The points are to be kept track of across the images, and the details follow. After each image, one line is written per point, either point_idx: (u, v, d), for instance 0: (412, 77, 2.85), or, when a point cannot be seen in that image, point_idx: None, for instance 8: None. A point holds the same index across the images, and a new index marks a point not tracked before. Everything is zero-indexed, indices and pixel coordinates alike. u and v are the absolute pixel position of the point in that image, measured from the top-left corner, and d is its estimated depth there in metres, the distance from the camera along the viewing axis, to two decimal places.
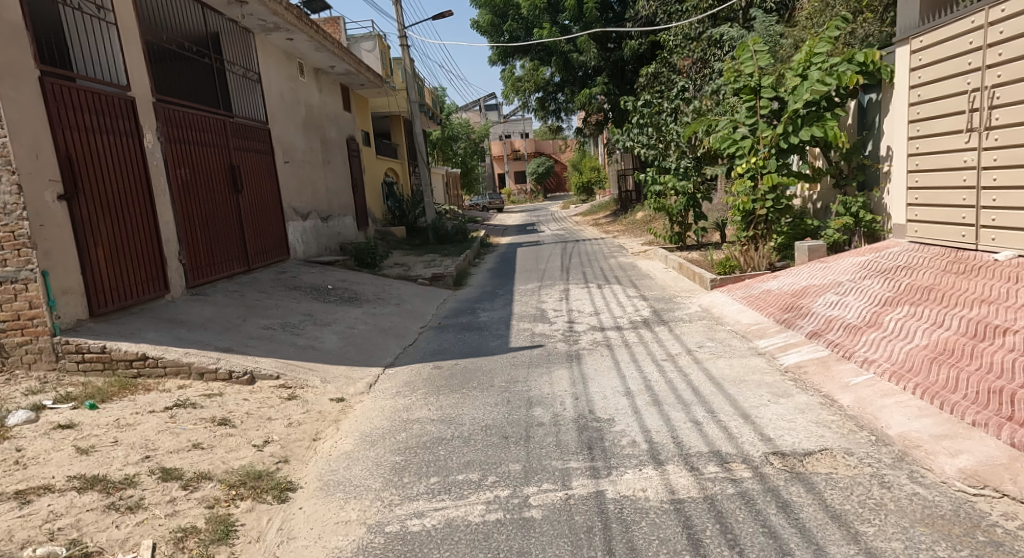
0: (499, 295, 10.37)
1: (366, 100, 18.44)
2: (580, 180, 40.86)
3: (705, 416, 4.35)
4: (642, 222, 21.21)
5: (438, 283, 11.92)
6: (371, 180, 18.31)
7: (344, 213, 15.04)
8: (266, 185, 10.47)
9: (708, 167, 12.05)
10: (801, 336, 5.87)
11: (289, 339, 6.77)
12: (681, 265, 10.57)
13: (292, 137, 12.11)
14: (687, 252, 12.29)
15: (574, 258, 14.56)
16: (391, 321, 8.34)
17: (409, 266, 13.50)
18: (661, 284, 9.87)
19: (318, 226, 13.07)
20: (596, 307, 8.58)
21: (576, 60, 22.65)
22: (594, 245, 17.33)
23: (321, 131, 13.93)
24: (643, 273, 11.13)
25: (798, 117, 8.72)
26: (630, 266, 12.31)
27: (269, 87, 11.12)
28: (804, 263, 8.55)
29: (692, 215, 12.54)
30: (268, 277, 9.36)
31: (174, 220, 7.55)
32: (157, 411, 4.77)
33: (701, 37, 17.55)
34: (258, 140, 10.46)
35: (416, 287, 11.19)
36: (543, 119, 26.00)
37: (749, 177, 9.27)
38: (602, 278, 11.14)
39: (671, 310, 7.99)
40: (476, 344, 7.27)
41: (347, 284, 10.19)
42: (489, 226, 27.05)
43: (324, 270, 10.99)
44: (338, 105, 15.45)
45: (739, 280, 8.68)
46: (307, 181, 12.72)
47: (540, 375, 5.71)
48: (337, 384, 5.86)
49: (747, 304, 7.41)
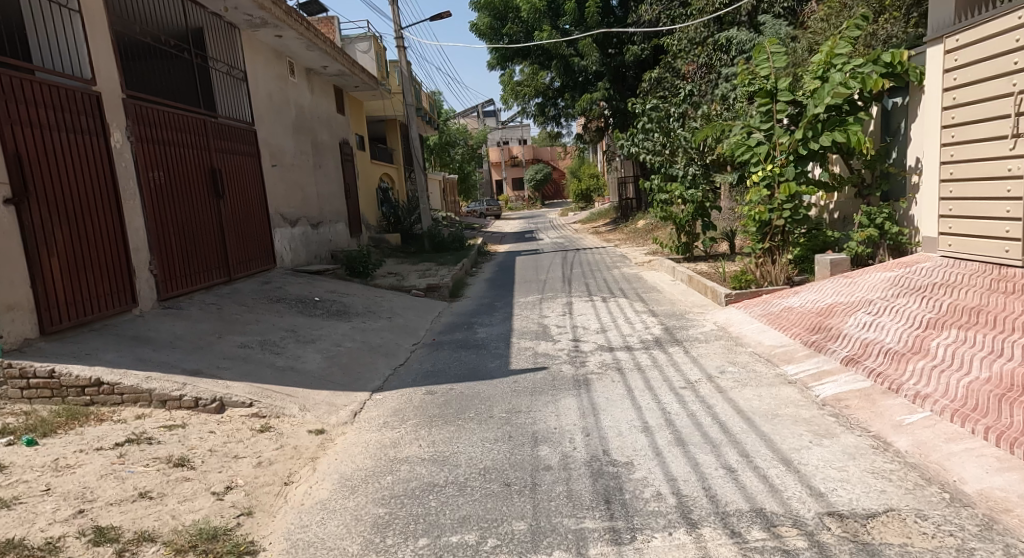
0: (497, 308, 9.77)
1: (361, 103, 17.87)
2: (579, 188, 40.33)
3: (738, 462, 3.76)
4: (644, 231, 20.66)
5: (434, 294, 11.31)
6: (364, 186, 17.71)
7: (336, 219, 14.43)
8: (251, 190, 9.86)
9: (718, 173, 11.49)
10: (835, 362, 5.25)
11: (267, 359, 6.15)
12: (691, 278, 9.98)
13: (281, 139, 11.52)
14: (695, 264, 11.71)
15: (576, 268, 13.97)
16: (382, 338, 7.72)
17: (403, 276, 12.89)
18: (671, 298, 9.28)
19: (308, 233, 12.45)
20: (602, 324, 7.99)
21: (576, 65, 22.13)
22: (595, 254, 16.75)
23: (312, 135, 13.34)
24: (650, 286, 10.52)
25: (818, 121, 8.15)
26: (636, 278, 11.73)
27: (256, 86, 10.54)
28: (826, 277, 7.95)
29: (700, 225, 11.95)
30: (251, 289, 8.73)
31: (146, 227, 6.95)
32: (106, 448, 4.15)
33: (707, 42, 17.05)
34: (243, 142, 9.87)
35: (409, 299, 10.56)
36: (542, 125, 25.48)
37: (765, 185, 8.71)
38: (607, 290, 10.57)
39: (685, 328, 7.39)
40: (474, 365, 6.66)
41: (337, 295, 9.57)
42: (487, 234, 26.46)
43: (312, 280, 10.37)
44: (331, 108, 14.86)
45: (756, 295, 8.09)
46: (296, 186, 12.12)
47: (544, 405, 5.11)
48: (318, 412, 5.24)
49: (768, 323, 6.82)
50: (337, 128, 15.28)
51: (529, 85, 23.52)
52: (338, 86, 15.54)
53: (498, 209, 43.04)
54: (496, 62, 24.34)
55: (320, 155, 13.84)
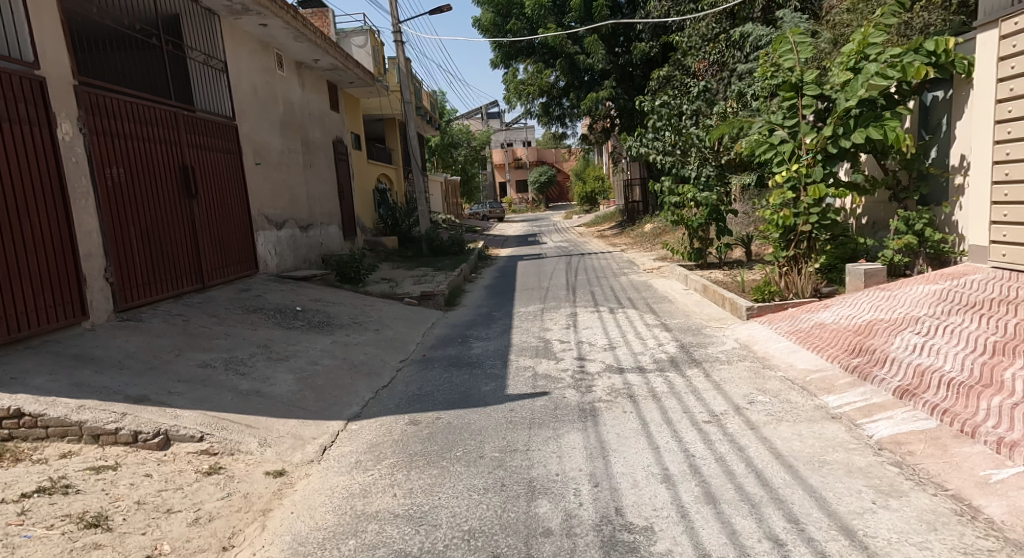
0: (496, 319, 9.02)
1: (357, 100, 17.14)
2: (584, 191, 39.57)
3: (786, 532, 3.02)
4: (651, 235, 19.89)
5: (428, 303, 10.57)
6: (360, 186, 16.99)
7: (326, 221, 13.69)
8: (230, 189, 9.12)
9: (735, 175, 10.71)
10: (887, 394, 4.48)
11: (231, 381, 5.41)
12: (707, 288, 9.18)
13: (268, 136, 10.83)
14: (709, 272, 10.95)
15: (581, 274, 13.22)
16: (369, 353, 7.00)
17: (397, 282, 12.15)
18: (685, 310, 8.50)
19: (295, 235, 11.72)
20: (609, 339, 7.23)
21: (582, 63, 21.40)
22: (600, 260, 15.99)
23: (302, 132, 12.66)
24: (663, 296, 9.75)
25: (850, 117, 7.39)
26: (644, 286, 10.98)
27: (239, 78, 9.85)
28: (859, 289, 7.18)
29: (715, 230, 11.18)
30: (226, 297, 8.01)
31: (103, 230, 6.24)
32: (9, 500, 3.41)
33: (719, 38, 16.36)
34: (223, 138, 9.17)
35: (402, 309, 9.82)
36: (546, 125, 24.78)
37: (789, 187, 7.98)
38: (614, 300, 9.81)
39: (703, 347, 6.63)
40: (466, 387, 5.91)
41: (321, 304, 8.83)
42: (489, 237, 25.70)
43: (297, 287, 9.63)
44: (324, 104, 14.13)
45: (780, 308, 7.33)
46: (283, 186, 11.43)
47: (544, 443, 4.37)
48: (282, 448, 4.51)
49: (798, 343, 6.05)
50: (331, 126, 14.59)
51: (533, 83, 22.81)
52: (332, 82, 14.86)
53: (501, 211, 42.33)
54: (499, 59, 23.65)
55: (311, 154, 13.13)
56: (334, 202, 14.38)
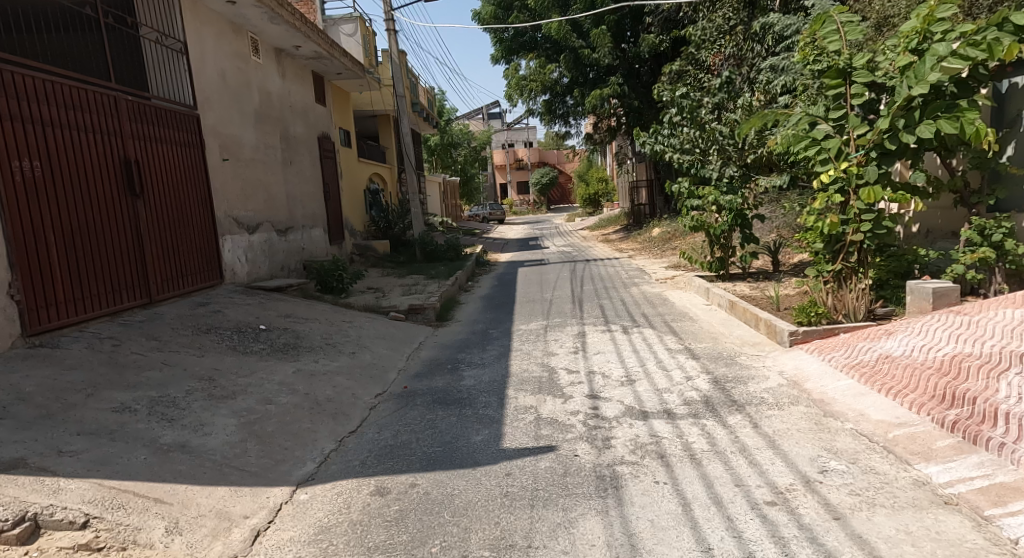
0: (492, 340, 7.86)
1: (346, 93, 15.99)
2: (587, 192, 38.40)
3: None
4: (660, 241, 18.76)
5: (417, 317, 9.41)
6: (350, 186, 15.84)
7: (308, 223, 12.52)
8: (185, 189, 7.97)
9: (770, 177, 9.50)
10: (1016, 470, 3.36)
11: (152, 430, 4.24)
12: (737, 305, 7.98)
13: (240, 129, 9.71)
14: (733, 285, 9.79)
15: (588, 284, 12.07)
16: (340, 385, 5.85)
17: (385, 292, 11.00)
18: (713, 333, 7.33)
19: (270, 240, 10.57)
20: (627, 371, 6.08)
21: (588, 58, 20.24)
22: (608, 267, 14.85)
23: (282, 126, 11.55)
24: (684, 314, 8.58)
25: (913, 106, 6.29)
26: (660, 300, 9.85)
27: (205, 63, 8.74)
28: (925, 310, 6.04)
29: (738, 237, 10.02)
30: (177, 314, 6.84)
31: (7, 236, 5.13)
32: None
33: (737, 29, 15.26)
34: (180, 130, 8.04)
35: (387, 325, 8.65)
36: (549, 124, 23.66)
37: (837, 190, 6.84)
38: (628, 318, 8.67)
39: (741, 383, 5.47)
40: (453, 435, 4.76)
41: (292, 321, 7.66)
42: (489, 240, 24.54)
43: (266, 300, 8.47)
44: (308, 96, 12.99)
45: (829, 333, 6.16)
46: (258, 185, 10.31)
47: (552, 537, 3.23)
48: (197, 536, 3.35)
49: (865, 382, 4.89)
50: (316, 121, 13.47)
51: (536, 79, 21.70)
52: (319, 73, 13.73)
53: (502, 213, 41.19)
54: (501, 54, 22.57)
55: (291, 150, 11.98)
56: (318, 202, 13.26)
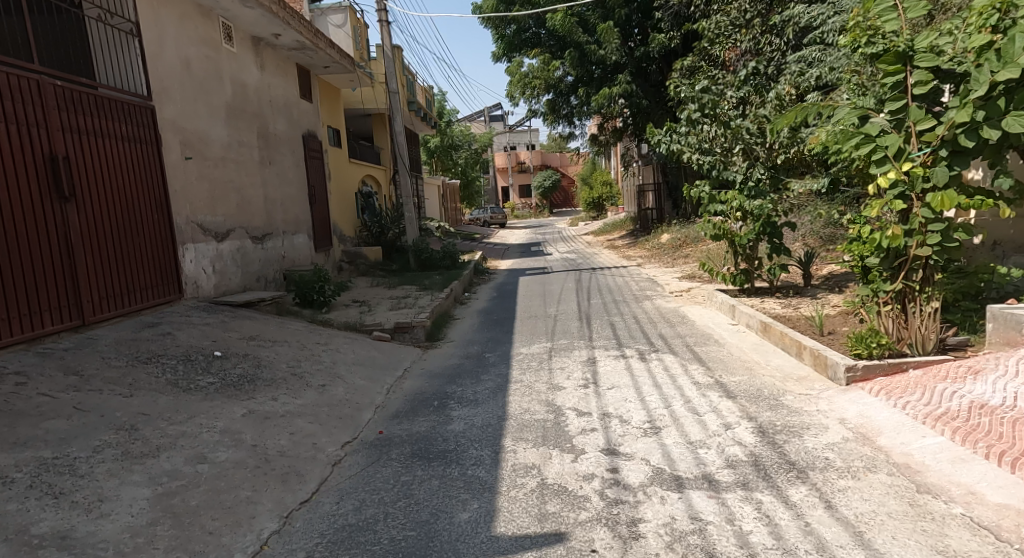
0: (488, 368, 6.82)
1: (336, 89, 14.95)
2: (591, 196, 37.34)
3: None
4: (670, 249, 17.72)
5: (405, 337, 8.36)
6: (341, 189, 14.82)
7: (289, 229, 11.46)
8: (133, 191, 6.93)
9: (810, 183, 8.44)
10: None
11: (25, 514, 3.24)
12: (773, 328, 6.88)
13: (210, 125, 8.71)
14: (759, 302, 8.74)
15: (596, 298, 11.02)
16: (300, 431, 4.80)
17: (372, 306, 9.96)
18: (746, 364, 6.24)
19: (243, 248, 9.51)
20: (650, 415, 5.02)
21: (594, 55, 19.16)
22: (616, 277, 13.77)
23: (261, 123, 10.55)
24: (709, 337, 7.51)
25: (998, 94, 5.37)
26: (679, 318, 8.80)
27: (165, 49, 7.74)
28: (1016, 342, 4.96)
29: (766, 248, 8.97)
30: (115, 339, 5.79)
31: None
32: None
33: (754, 23, 14.24)
34: (130, 123, 7.00)
35: (369, 347, 7.59)
36: (552, 125, 22.63)
37: (896, 195, 5.81)
38: (644, 341, 7.62)
39: (796, 436, 4.40)
40: (432, 511, 3.69)
41: (256, 345, 6.61)
42: (489, 246, 23.49)
43: (230, 317, 7.40)
44: (290, 90, 11.94)
45: (895, 368, 5.09)
46: (230, 187, 9.26)
47: None
48: None
49: (964, 443, 3.80)
50: (301, 118, 12.47)
51: (539, 77, 20.67)
52: (305, 67, 12.72)
53: (503, 217, 40.13)
54: (502, 51, 21.81)
55: (270, 149, 10.93)
56: (302, 206, 12.25)
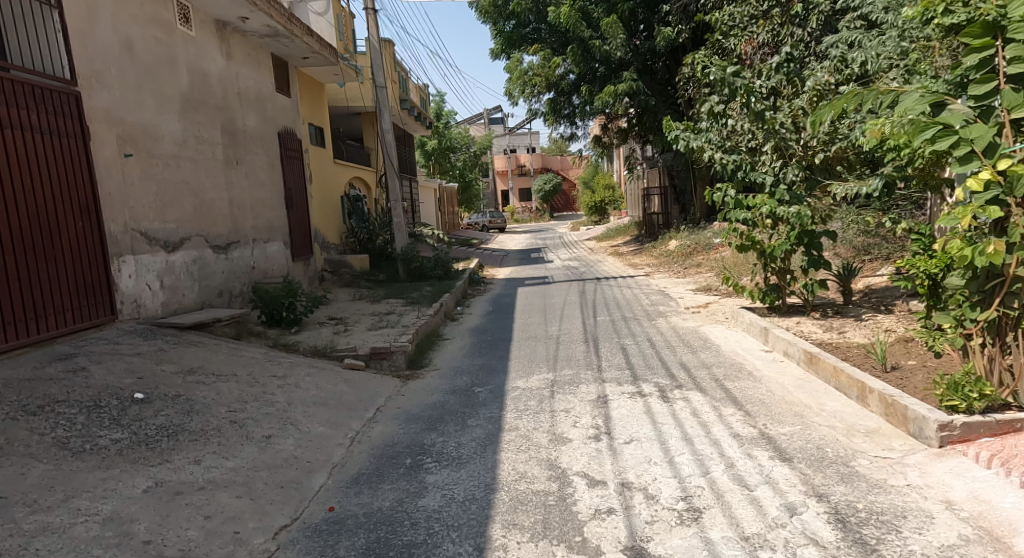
0: (477, 411, 5.65)
1: (319, 84, 13.78)
2: (593, 200, 36.15)
3: None
4: (680, 257, 16.56)
5: (382, 365, 7.19)
6: (324, 193, 13.66)
7: (260, 236, 10.28)
8: (50, 193, 5.75)
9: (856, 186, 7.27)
10: None
11: None
12: (821, 360, 5.71)
13: (160, 117, 7.54)
14: (794, 323, 7.58)
15: (603, 314, 9.85)
16: (221, 514, 3.60)
17: (350, 326, 8.79)
18: (796, 409, 5.06)
19: (201, 258, 8.34)
20: (684, 489, 3.85)
21: (598, 50, 17.96)
22: (623, 290, 12.59)
23: (227, 117, 9.38)
24: (741, 370, 6.33)
25: None
26: (702, 342, 7.63)
27: (99, 26, 6.57)
28: None
29: (801, 260, 7.80)
30: (5, 380, 4.61)
31: None
32: None
33: (773, 12, 13.05)
34: (50, 112, 5.82)
35: (336, 379, 6.41)
36: (553, 125, 21.44)
37: (988, 200, 4.66)
38: (664, 373, 6.44)
39: (890, 531, 3.23)
40: None
41: (194, 382, 5.43)
42: (488, 252, 22.30)
43: (171, 344, 6.21)
44: (264, 83, 10.77)
45: (1006, 428, 3.95)
46: (186, 189, 8.08)
47: None
48: None
49: None
50: (276, 114, 11.30)
51: (540, 74, 19.49)
52: (281, 58, 11.55)
53: (502, 222, 38.99)
54: (500, 46, 20.62)
55: (239, 146, 9.75)
56: (277, 211, 11.08)
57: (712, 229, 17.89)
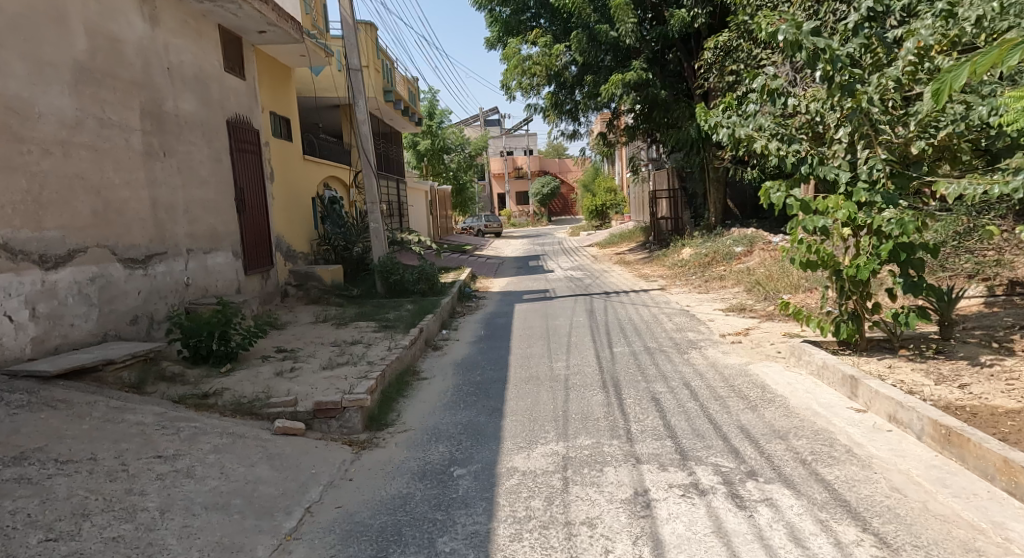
0: (456, 523, 3.72)
1: (283, 67, 11.87)
2: (593, 204, 34.27)
3: None
4: (697, 269, 14.68)
5: (328, 429, 5.27)
6: (288, 193, 11.70)
7: (197, 245, 8.32)
8: None
9: (982, 183, 5.29)
10: None
11: None
12: (972, 442, 3.84)
13: (36, 88, 5.70)
14: (885, 365, 5.68)
15: (620, 345, 7.93)
16: None
17: (298, 363, 6.86)
18: (965, 537, 3.25)
19: (104, 275, 6.41)
20: None
21: (604, 36, 16.07)
22: (639, 309, 10.69)
23: (152, 97, 7.47)
24: (836, 449, 4.39)
25: None
26: (759, 394, 5.74)
27: None
28: None
29: (891, 282, 5.87)
30: None
31: None
32: None
33: None
34: None
35: (255, 458, 4.48)
36: (553, 122, 19.55)
37: None
38: (719, 450, 4.55)
39: None
40: None
41: (15, 482, 3.51)
42: (482, 260, 20.40)
43: (12, 410, 4.27)
44: (207, 57, 8.84)
45: None
46: (82, 184, 6.18)
47: None
48: None
49: None
50: (226, 97, 9.37)
51: (540, 63, 17.55)
52: (231, 30, 9.63)
53: (498, 226, 37.23)
54: (497, 35, 18.78)
55: (171, 134, 7.81)
56: (224, 214, 9.12)
57: (731, 237, 16.08)
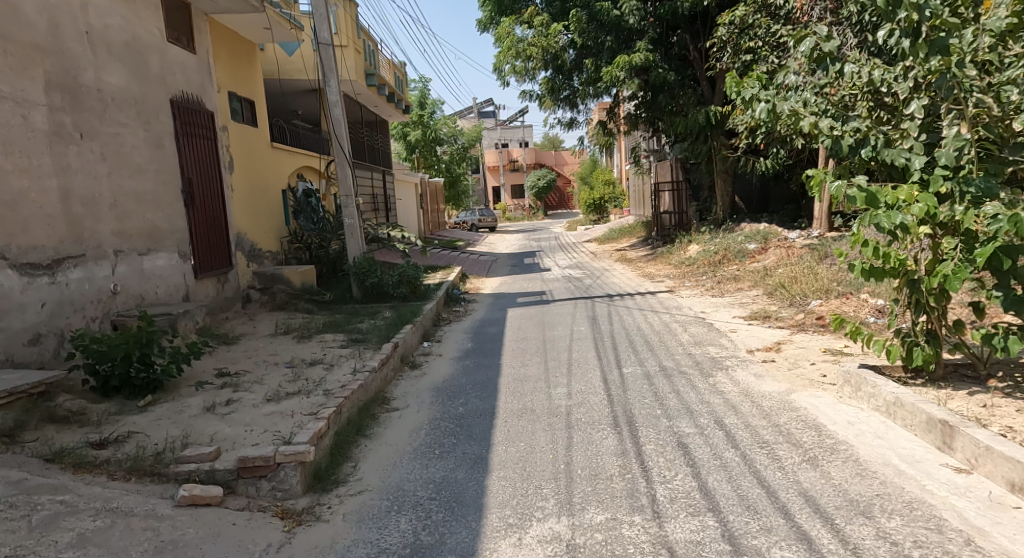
0: None
1: (245, 42, 10.53)
2: (592, 197, 32.97)
3: None
4: (707, 267, 13.45)
5: (256, 493, 4.00)
6: (252, 184, 10.37)
7: (130, 244, 7.02)
8: None
9: None
10: None
11: None
12: None
13: None
14: (973, 401, 4.46)
15: (630, 364, 6.67)
16: None
17: (238, 392, 5.59)
18: None
19: None
20: None
21: (606, 14, 14.77)
22: (648, 316, 9.44)
23: (65, 66, 6.18)
24: (950, 540, 3.16)
25: None
26: (815, 437, 4.50)
27: None
28: None
29: (980, 295, 4.63)
30: None
31: None
32: None
33: None
34: None
35: (135, 554, 3.20)
36: (550, 109, 18.25)
37: None
38: (781, 534, 3.31)
39: None
40: None
41: None
42: (474, 257, 19.14)
43: None
44: (144, 23, 7.53)
45: None
46: None
47: None
48: None
49: None
50: (170, 71, 8.05)
51: (536, 43, 16.23)
52: None
53: (493, 220, 35.93)
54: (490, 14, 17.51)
55: (92, 112, 6.52)
56: (167, 208, 7.82)
57: (743, 232, 14.86)
